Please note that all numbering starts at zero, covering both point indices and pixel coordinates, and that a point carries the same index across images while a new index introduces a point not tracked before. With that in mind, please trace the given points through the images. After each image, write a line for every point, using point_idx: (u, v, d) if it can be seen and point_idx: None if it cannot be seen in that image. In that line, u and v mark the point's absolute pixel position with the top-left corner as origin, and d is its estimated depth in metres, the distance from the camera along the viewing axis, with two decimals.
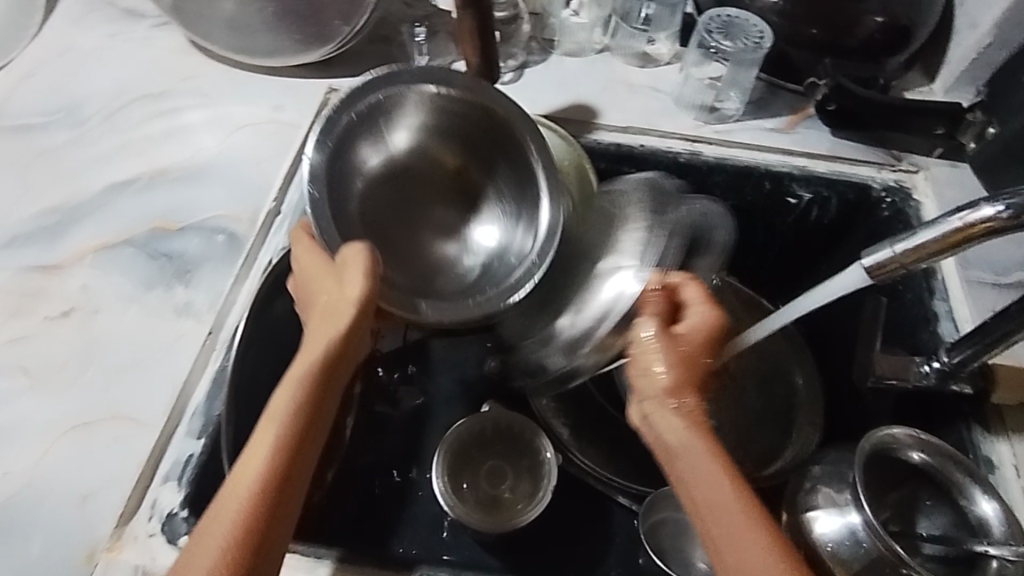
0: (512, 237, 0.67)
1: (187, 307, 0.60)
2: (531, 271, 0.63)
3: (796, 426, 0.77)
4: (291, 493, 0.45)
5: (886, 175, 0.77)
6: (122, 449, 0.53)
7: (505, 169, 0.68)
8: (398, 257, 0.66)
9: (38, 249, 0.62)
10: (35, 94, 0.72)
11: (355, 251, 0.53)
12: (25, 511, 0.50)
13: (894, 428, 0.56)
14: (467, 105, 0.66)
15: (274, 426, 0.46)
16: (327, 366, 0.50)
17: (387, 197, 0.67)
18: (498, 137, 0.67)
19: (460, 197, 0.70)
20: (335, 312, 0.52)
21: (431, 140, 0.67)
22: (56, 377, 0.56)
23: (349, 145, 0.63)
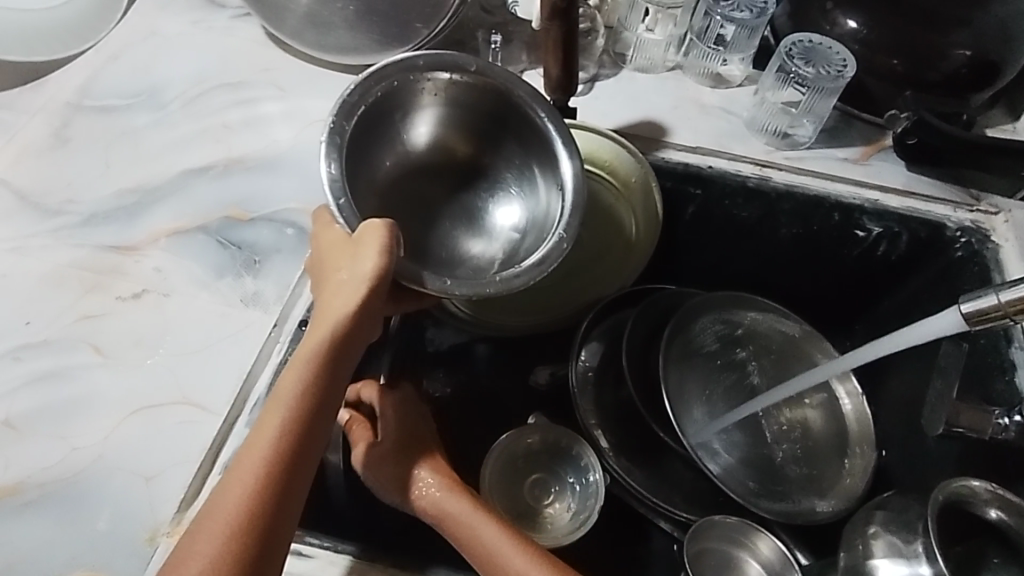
0: (537, 219, 0.62)
1: (254, 297, 0.61)
2: (559, 247, 0.57)
3: (849, 467, 0.76)
4: (298, 476, 0.46)
5: (962, 215, 0.74)
6: (186, 433, 0.54)
7: (531, 160, 0.64)
8: (416, 244, 0.64)
9: (115, 228, 0.64)
10: (119, 77, 0.74)
11: (374, 226, 0.51)
12: (90, 487, 0.51)
13: (971, 480, 0.56)
14: (483, 92, 0.61)
15: (281, 410, 0.46)
16: (338, 346, 0.49)
17: (406, 187, 0.65)
18: (517, 126, 0.63)
19: (478, 186, 0.67)
20: (346, 293, 0.50)
21: (448, 128, 0.64)
22: (125, 356, 0.57)
23: (363, 130, 0.58)
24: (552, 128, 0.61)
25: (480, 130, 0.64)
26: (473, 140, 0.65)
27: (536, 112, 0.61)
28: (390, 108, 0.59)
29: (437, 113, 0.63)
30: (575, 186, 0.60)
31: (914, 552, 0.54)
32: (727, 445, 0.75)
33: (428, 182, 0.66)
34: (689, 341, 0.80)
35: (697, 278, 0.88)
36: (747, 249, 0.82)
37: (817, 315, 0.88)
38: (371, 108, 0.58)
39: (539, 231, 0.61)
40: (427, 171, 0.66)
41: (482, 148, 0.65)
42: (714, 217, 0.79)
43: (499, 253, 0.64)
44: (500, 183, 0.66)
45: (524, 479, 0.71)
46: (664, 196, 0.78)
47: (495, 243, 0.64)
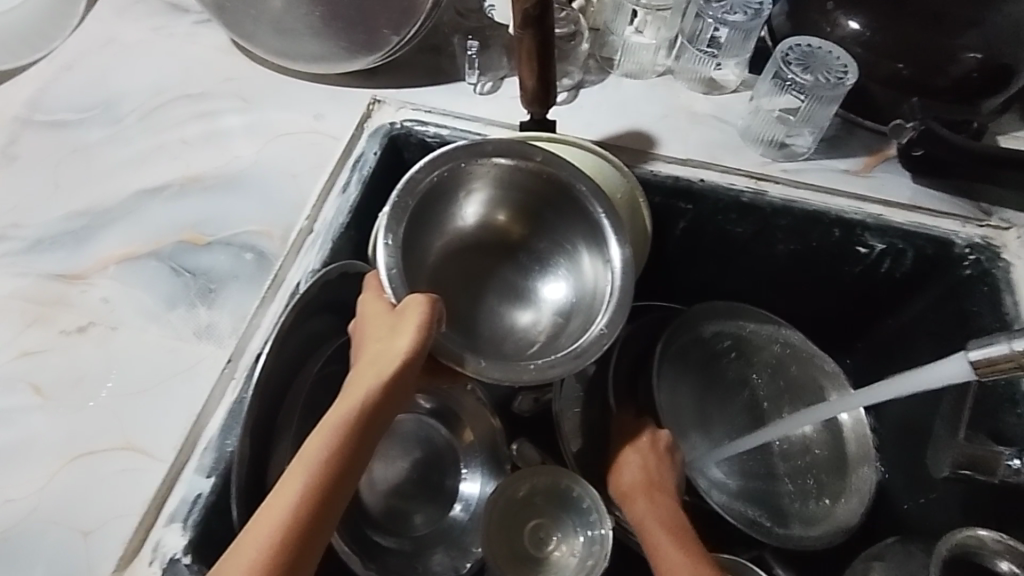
0: (583, 304, 0.58)
1: (207, 330, 0.57)
2: (599, 342, 0.53)
3: (850, 484, 0.71)
4: (311, 553, 0.42)
5: (972, 231, 0.69)
6: (129, 483, 0.50)
7: (582, 245, 0.59)
8: (461, 323, 0.60)
9: (62, 254, 0.60)
10: (72, 89, 0.70)
11: (415, 301, 0.48)
12: (25, 543, 0.48)
13: (980, 528, 0.51)
14: (545, 181, 0.57)
15: (299, 479, 0.43)
16: (368, 418, 0.46)
17: (458, 263, 0.62)
18: (572, 216, 0.58)
19: (528, 265, 0.63)
20: (379, 362, 0.47)
21: (503, 208, 0.60)
22: (68, 396, 0.53)
23: (422, 210, 0.56)
24: (605, 222, 0.56)
25: (535, 211, 0.60)
26: (529, 223, 0.61)
27: (592, 205, 0.57)
28: (447, 190, 0.57)
29: (493, 194, 0.59)
30: (621, 285, 0.55)
31: None
32: (730, 473, 0.72)
33: (477, 259, 0.63)
34: (688, 362, 0.77)
35: (690, 294, 0.83)
36: (741, 266, 0.78)
37: (816, 332, 0.84)
38: (427, 195, 0.55)
39: (584, 318, 0.56)
40: (479, 248, 0.63)
41: (536, 230, 0.61)
42: (707, 233, 0.75)
43: (543, 333, 0.59)
44: (549, 261, 0.61)
45: (520, 534, 0.66)
46: (654, 212, 0.74)
47: (539, 322, 0.60)
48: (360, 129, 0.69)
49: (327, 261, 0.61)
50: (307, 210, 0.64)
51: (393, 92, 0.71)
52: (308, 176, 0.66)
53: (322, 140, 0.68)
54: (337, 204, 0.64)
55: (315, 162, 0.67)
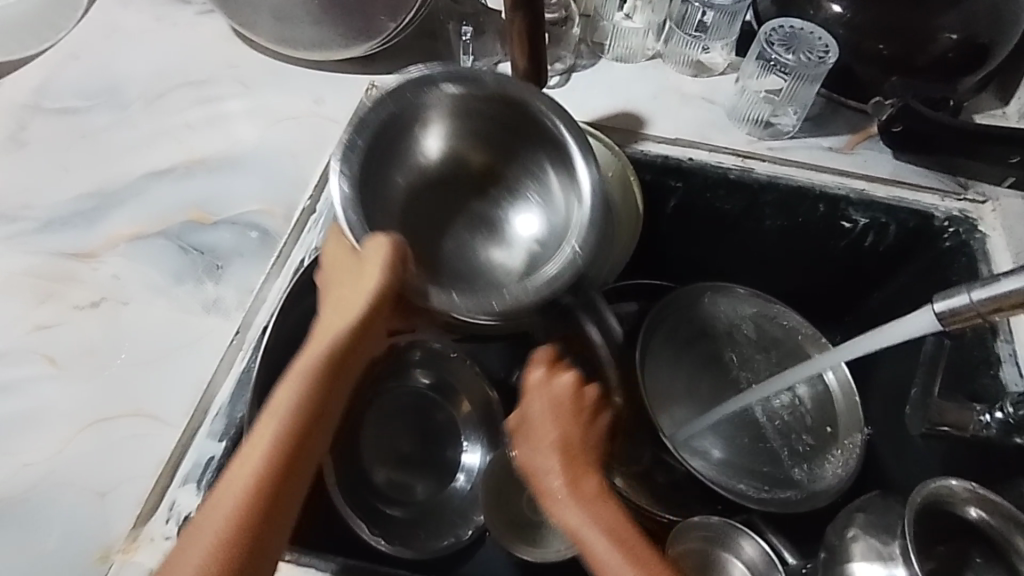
0: (556, 227, 0.60)
1: (214, 304, 0.59)
2: (570, 260, 0.56)
3: (838, 442, 0.73)
4: (295, 486, 0.43)
5: (950, 204, 0.72)
6: (143, 447, 0.52)
7: (551, 167, 0.62)
8: (438, 262, 0.62)
9: (73, 234, 0.62)
10: (77, 77, 0.72)
11: (379, 242, 0.51)
12: (43, 503, 0.50)
13: (951, 480, 0.55)
14: (500, 106, 0.60)
15: (279, 417, 0.44)
16: (342, 354, 0.47)
17: (429, 201, 0.63)
18: (537, 138, 0.61)
19: (500, 198, 0.64)
20: (349, 303, 0.49)
21: (464, 141, 0.62)
22: (82, 367, 0.55)
23: (379, 145, 0.58)
24: (566, 136, 0.59)
25: (498, 142, 0.63)
26: (493, 153, 0.63)
27: (552, 122, 0.60)
28: (404, 125, 0.59)
29: (451, 127, 0.61)
30: (590, 197, 0.58)
31: (892, 554, 0.53)
32: (718, 442, 0.74)
33: (445, 195, 0.64)
34: (676, 330, 0.79)
35: (681, 272, 0.86)
36: (730, 242, 0.80)
37: (805, 308, 0.86)
38: (383, 129, 0.58)
39: (557, 239, 0.59)
40: (449, 186, 0.64)
41: (502, 160, 0.63)
42: (696, 211, 0.77)
43: (520, 264, 0.61)
44: (519, 190, 0.64)
45: (519, 502, 0.68)
46: (644, 190, 0.76)
47: (514, 255, 0.63)
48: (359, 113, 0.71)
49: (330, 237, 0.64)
50: (307, 190, 0.66)
51: (390, 77, 0.73)
52: (309, 157, 0.68)
53: (322, 123, 0.70)
54: None
55: (316, 144, 0.69)
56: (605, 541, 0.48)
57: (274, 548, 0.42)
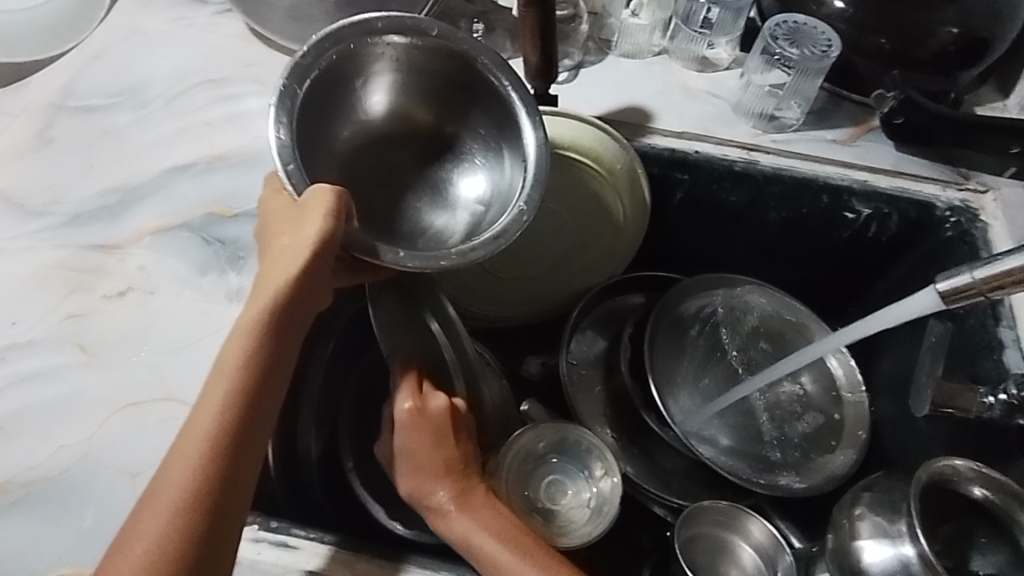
0: (501, 192, 0.59)
1: (237, 293, 0.61)
2: (519, 220, 0.54)
3: (844, 431, 0.75)
4: (250, 445, 0.46)
5: (951, 194, 0.73)
6: (172, 430, 0.54)
7: (498, 126, 0.61)
8: (377, 221, 0.60)
9: (99, 227, 0.64)
10: (101, 76, 0.74)
11: (321, 192, 0.49)
12: (78, 483, 0.52)
13: (955, 460, 0.57)
14: (445, 59, 0.59)
15: (224, 383, 0.46)
16: (283, 315, 0.48)
17: (369, 157, 0.61)
18: (485, 97, 0.61)
19: (444, 158, 0.63)
20: (287, 258, 0.49)
21: (405, 96, 0.61)
22: (112, 354, 0.57)
23: (316, 94, 0.55)
24: (512, 91, 0.59)
25: (445, 99, 0.61)
26: (435, 110, 0.62)
27: (498, 78, 0.59)
28: (345, 74, 0.56)
29: (392, 80, 0.59)
30: (538, 158, 0.58)
31: (899, 532, 0.54)
32: (726, 429, 0.75)
33: (387, 154, 0.62)
34: (679, 320, 0.79)
35: (688, 264, 0.87)
36: (735, 234, 0.82)
37: (810, 299, 0.88)
38: (321, 78, 0.55)
39: (503, 203, 0.58)
40: (391, 142, 0.62)
41: (447, 118, 0.62)
42: (702, 203, 0.79)
43: (462, 226, 0.60)
44: (465, 152, 0.62)
45: (536, 483, 0.66)
46: (651, 182, 0.78)
47: (459, 216, 0.61)
48: None
49: None
50: None
51: None
52: None
53: None
54: None
55: None
56: (498, 545, 0.52)
57: (236, 504, 0.44)
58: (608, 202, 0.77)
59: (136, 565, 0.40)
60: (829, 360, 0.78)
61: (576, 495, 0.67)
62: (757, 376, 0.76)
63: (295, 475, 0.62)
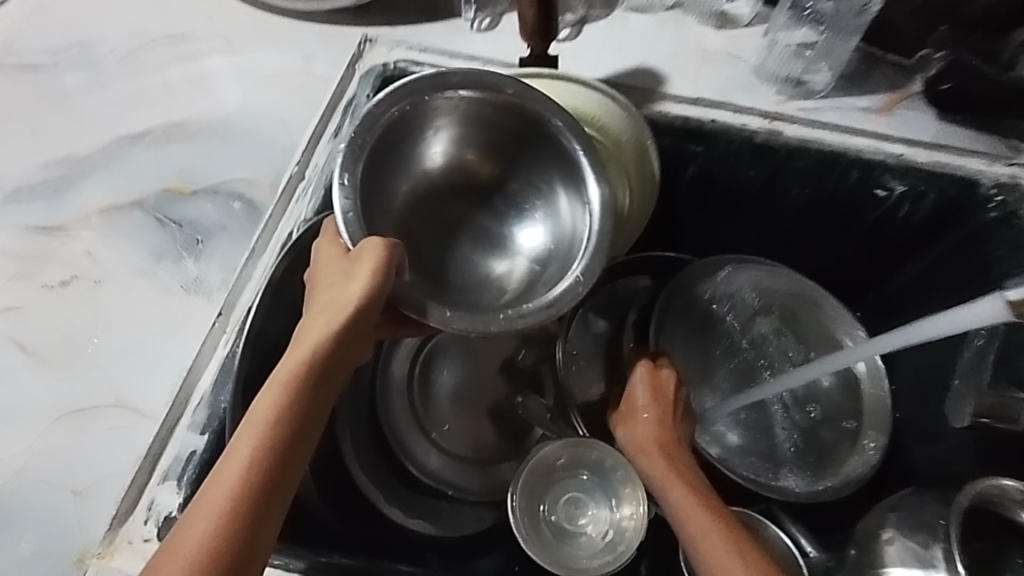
0: (561, 251, 0.51)
1: (196, 284, 0.54)
2: (574, 291, 0.47)
3: (863, 428, 0.68)
4: (270, 514, 0.40)
5: (999, 169, 0.65)
6: (122, 440, 0.48)
7: (557, 179, 0.53)
8: (424, 271, 0.53)
9: (42, 206, 0.57)
10: (44, 31, 0.65)
11: (372, 244, 0.44)
12: (15, 501, 0.46)
13: (1001, 480, 0.51)
14: (517, 115, 0.51)
15: (248, 441, 0.41)
16: (321, 370, 0.43)
17: (422, 211, 0.55)
18: (547, 150, 0.52)
19: (501, 211, 0.56)
20: (333, 308, 0.44)
21: (471, 147, 0.53)
22: (54, 353, 0.51)
23: (382, 151, 0.49)
24: (582, 156, 0.50)
25: (506, 150, 0.54)
26: (499, 161, 0.54)
27: (569, 141, 0.51)
28: (410, 128, 0.50)
29: (458, 131, 0.52)
30: (602, 227, 0.49)
31: (931, 558, 0.49)
32: (738, 428, 0.70)
33: (444, 207, 0.56)
34: (687, 306, 0.72)
35: (699, 245, 0.80)
36: (752, 212, 0.74)
37: (830, 283, 0.81)
38: (386, 133, 0.48)
39: (561, 263, 0.50)
40: (446, 193, 0.55)
41: (508, 170, 0.54)
42: (718, 178, 0.71)
43: (516, 284, 0.52)
44: (523, 204, 0.55)
45: (553, 497, 0.63)
46: (662, 156, 0.70)
47: (512, 274, 0.53)
48: (351, 70, 0.64)
49: (321, 207, 0.58)
50: (296, 157, 0.60)
51: (384, 30, 0.66)
52: (297, 121, 0.62)
53: (310, 83, 0.64)
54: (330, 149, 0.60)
55: (306, 106, 0.63)
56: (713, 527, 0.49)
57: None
58: (618, 179, 0.63)
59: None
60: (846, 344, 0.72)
61: (592, 515, 0.62)
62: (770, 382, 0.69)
63: None
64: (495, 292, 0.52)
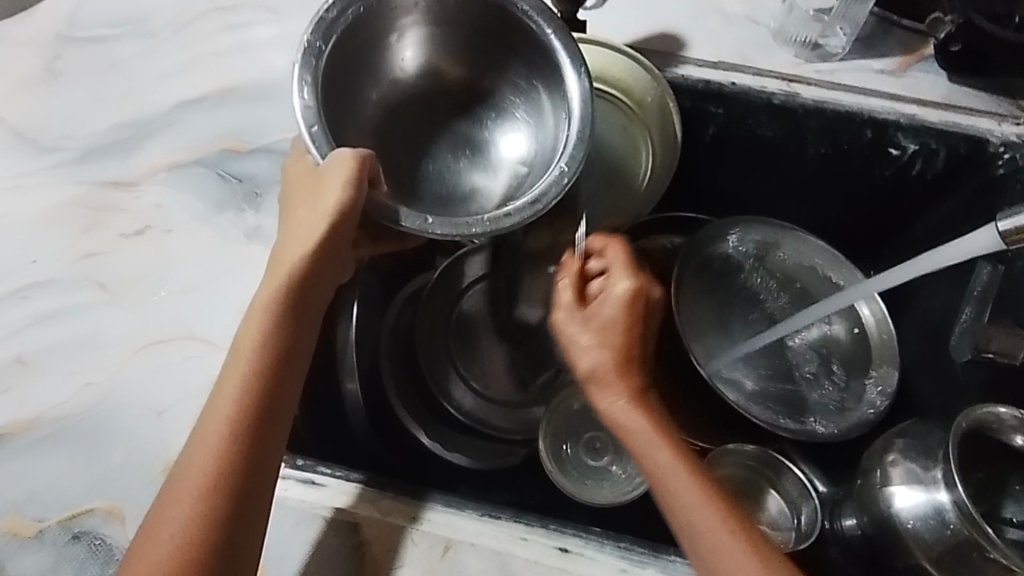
0: (545, 146, 0.55)
1: (256, 232, 0.60)
2: (559, 181, 0.50)
3: (872, 379, 0.71)
4: (271, 420, 0.46)
5: (1007, 128, 0.68)
6: (195, 368, 0.54)
7: (534, 77, 0.56)
8: (409, 180, 0.57)
9: (114, 164, 0.62)
10: (106, 4, 0.71)
11: (341, 164, 0.47)
12: (104, 420, 0.52)
13: (998, 407, 0.54)
14: (485, 9, 0.53)
15: (241, 365, 0.46)
16: (298, 295, 0.48)
17: (399, 121, 0.58)
18: (519, 46, 0.55)
19: (481, 116, 0.59)
20: (308, 232, 0.49)
21: (439, 48, 0.56)
22: (130, 292, 0.57)
23: (345, 57, 0.52)
24: (556, 44, 0.53)
25: (477, 52, 0.57)
26: (471, 66, 0.57)
27: (539, 25, 0.53)
28: (373, 32, 0.53)
29: (427, 29, 0.55)
30: (581, 113, 0.52)
31: (932, 480, 0.53)
32: (749, 372, 0.73)
33: (421, 115, 0.58)
34: (705, 263, 0.76)
35: (717, 203, 0.84)
36: (769, 168, 0.77)
37: (844, 242, 0.84)
38: (349, 33, 0.51)
39: (545, 161, 0.54)
40: (422, 101, 0.58)
41: (482, 74, 0.58)
42: (736, 138, 0.74)
43: (504, 189, 0.56)
44: (503, 108, 0.58)
45: (576, 438, 0.67)
46: (683, 117, 0.74)
47: (499, 182, 0.57)
48: None
49: None
50: None
51: None
52: None
53: None
54: None
55: None
56: (702, 501, 0.48)
57: (261, 484, 0.44)
58: (638, 141, 0.74)
59: (164, 551, 0.41)
60: (859, 306, 0.74)
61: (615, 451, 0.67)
62: (791, 320, 0.73)
63: (319, 414, 0.62)
64: (490, 197, 0.56)
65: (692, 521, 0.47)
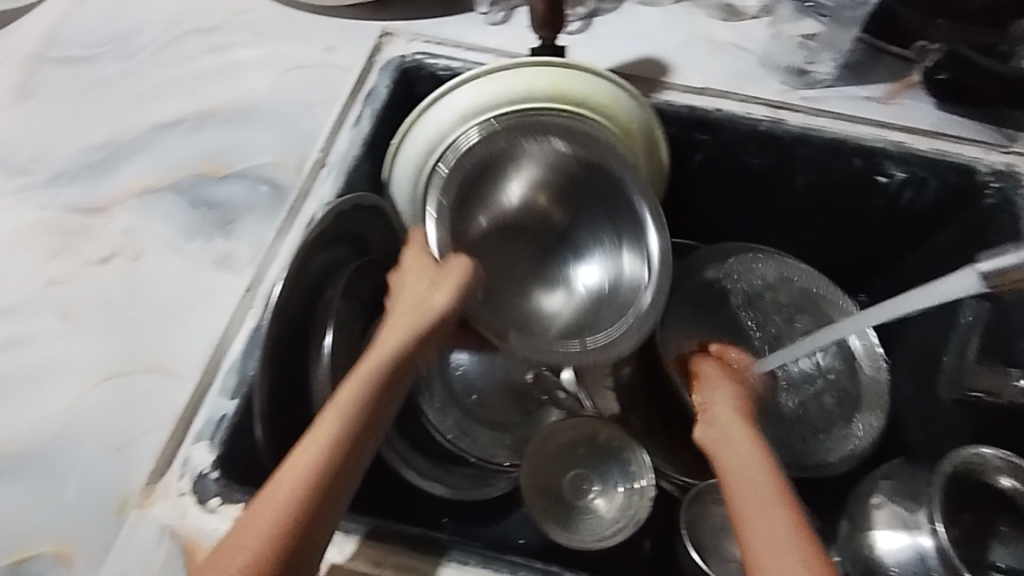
0: (615, 293, 0.61)
1: (227, 259, 0.58)
2: (629, 339, 0.58)
3: (861, 413, 0.71)
4: (346, 480, 0.44)
5: (995, 158, 0.67)
6: (158, 400, 0.52)
7: (619, 227, 0.62)
8: (494, 296, 0.62)
9: (84, 187, 0.61)
10: (86, 24, 0.70)
11: (457, 265, 0.55)
12: (60, 455, 0.50)
13: (981, 448, 0.54)
14: (597, 166, 0.61)
15: (335, 418, 0.45)
16: (396, 365, 0.49)
17: (494, 244, 0.64)
18: (614, 201, 0.62)
19: (562, 250, 0.65)
20: (416, 314, 0.52)
21: (546, 185, 0.63)
22: (95, 320, 0.55)
23: (471, 182, 0.61)
24: (647, 213, 0.60)
25: (575, 194, 0.63)
26: (568, 205, 0.64)
27: (632, 191, 0.61)
28: (499, 167, 0.61)
29: (543, 175, 0.62)
30: (659, 270, 0.59)
31: (917, 522, 0.52)
32: None
33: (511, 240, 0.65)
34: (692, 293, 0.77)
35: None
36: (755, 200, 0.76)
37: None
38: (480, 165, 0.61)
39: (613, 305, 0.61)
40: (516, 228, 0.65)
41: (574, 214, 0.64)
42: (723, 169, 0.72)
43: (571, 320, 0.61)
44: (583, 249, 0.64)
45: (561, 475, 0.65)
46: (671, 144, 0.71)
47: (566, 311, 0.62)
48: (370, 61, 0.67)
49: (341, 190, 0.61)
50: (320, 140, 0.63)
51: (405, 25, 0.69)
52: (323, 107, 0.66)
53: (332, 72, 0.67)
54: (350, 136, 0.63)
55: (332, 94, 0.66)
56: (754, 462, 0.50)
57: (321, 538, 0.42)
58: None
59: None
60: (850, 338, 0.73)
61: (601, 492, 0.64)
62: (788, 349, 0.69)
63: None
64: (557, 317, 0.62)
65: (741, 466, 0.49)
